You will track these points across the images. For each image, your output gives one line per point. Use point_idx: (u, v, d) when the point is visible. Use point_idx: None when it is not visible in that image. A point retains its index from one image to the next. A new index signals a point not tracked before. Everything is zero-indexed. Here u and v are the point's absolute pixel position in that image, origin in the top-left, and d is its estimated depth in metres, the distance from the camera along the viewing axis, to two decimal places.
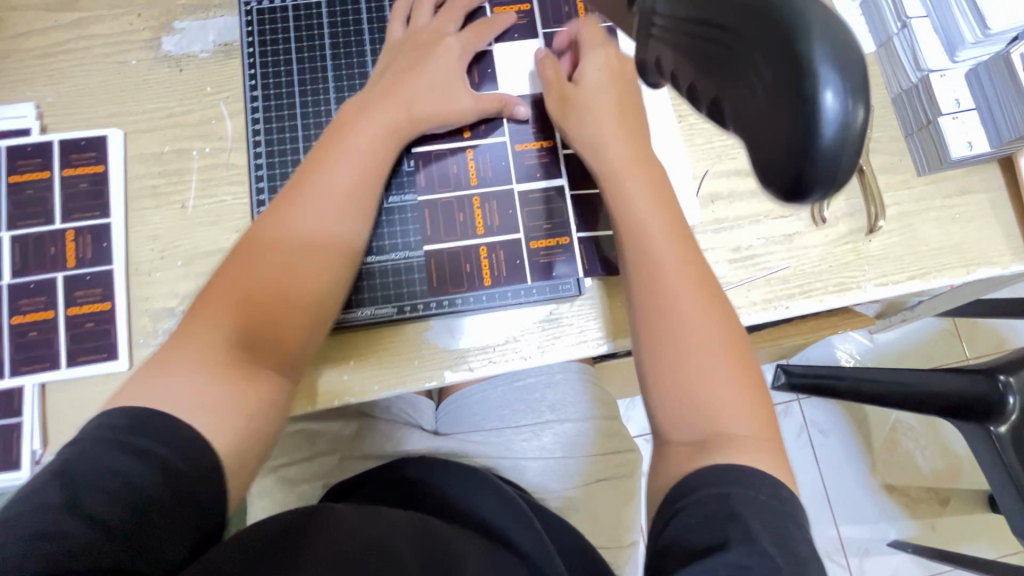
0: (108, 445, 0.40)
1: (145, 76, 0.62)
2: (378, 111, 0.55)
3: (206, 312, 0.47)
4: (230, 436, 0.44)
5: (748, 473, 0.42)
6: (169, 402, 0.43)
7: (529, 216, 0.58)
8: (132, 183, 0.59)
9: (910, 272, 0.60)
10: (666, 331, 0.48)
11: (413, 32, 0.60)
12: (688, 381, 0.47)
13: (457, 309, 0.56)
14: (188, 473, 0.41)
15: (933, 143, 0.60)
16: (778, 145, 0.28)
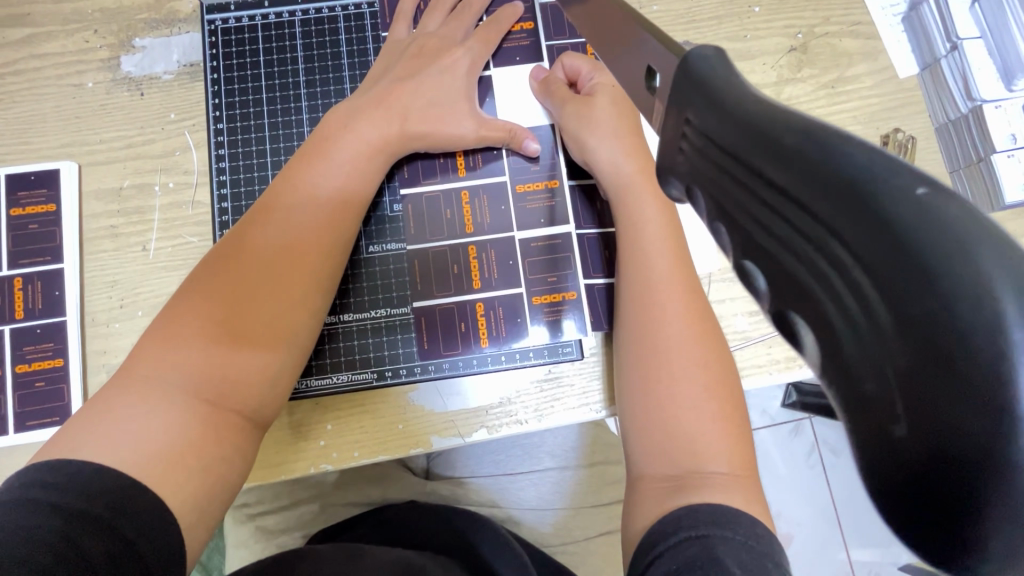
0: (34, 509, 0.34)
1: (102, 100, 0.55)
2: (365, 123, 0.49)
3: (166, 331, 0.42)
4: (177, 488, 0.38)
5: (736, 515, 0.35)
6: (109, 451, 0.37)
7: (530, 268, 0.52)
8: (88, 223, 0.54)
9: None
10: (661, 361, 0.43)
11: (410, 52, 0.53)
12: (673, 416, 0.41)
13: (447, 374, 0.51)
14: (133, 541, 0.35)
15: (984, 183, 0.54)
16: (930, 493, 0.15)
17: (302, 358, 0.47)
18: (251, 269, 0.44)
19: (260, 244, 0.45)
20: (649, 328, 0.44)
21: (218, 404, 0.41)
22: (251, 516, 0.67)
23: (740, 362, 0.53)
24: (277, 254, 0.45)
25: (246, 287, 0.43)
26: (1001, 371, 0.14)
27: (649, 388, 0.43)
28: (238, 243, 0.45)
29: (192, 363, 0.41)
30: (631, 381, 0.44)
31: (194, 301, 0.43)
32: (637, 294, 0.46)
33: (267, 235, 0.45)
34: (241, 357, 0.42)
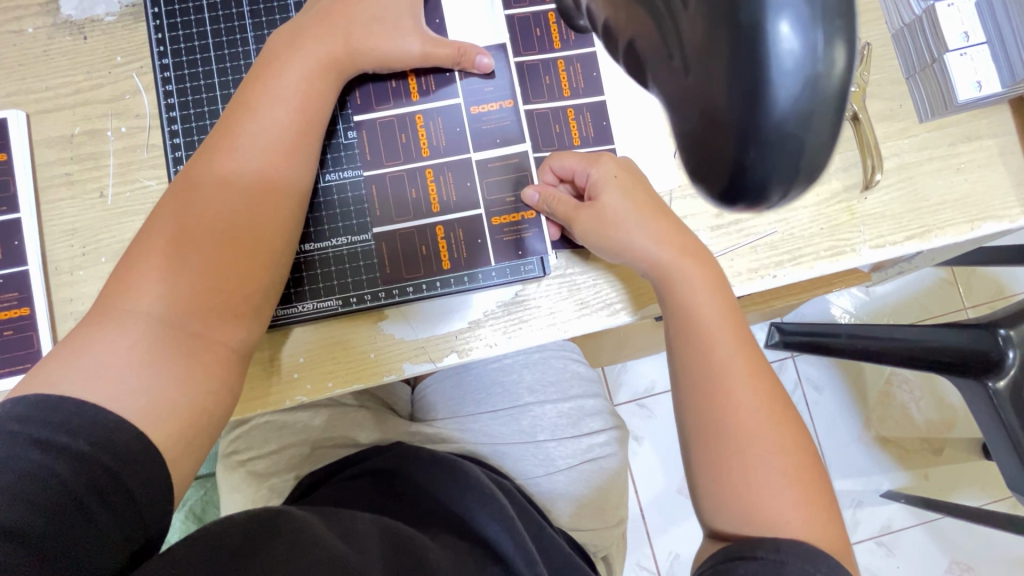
0: (14, 441, 0.34)
1: (45, 47, 0.54)
2: (309, 42, 0.48)
3: (135, 269, 0.42)
4: (154, 420, 0.39)
5: (806, 549, 0.39)
6: (79, 384, 0.38)
7: (488, 188, 0.52)
8: (42, 172, 0.53)
9: (909, 231, 0.55)
10: (734, 442, 0.44)
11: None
12: (755, 494, 0.43)
13: (411, 298, 0.51)
14: (121, 475, 0.36)
15: (937, 83, 0.53)
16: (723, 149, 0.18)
17: (274, 282, 0.47)
18: (227, 218, 0.44)
19: (224, 177, 0.44)
20: (715, 420, 0.45)
21: (199, 333, 0.42)
22: (242, 462, 0.69)
23: None
24: (244, 190, 0.45)
25: (221, 230, 0.43)
26: (772, 20, 0.16)
27: (720, 469, 0.45)
28: (194, 187, 0.44)
29: (169, 301, 0.41)
30: (698, 451, 0.46)
31: (160, 246, 0.42)
32: (700, 384, 0.46)
33: (230, 179, 0.44)
34: (216, 273, 0.43)
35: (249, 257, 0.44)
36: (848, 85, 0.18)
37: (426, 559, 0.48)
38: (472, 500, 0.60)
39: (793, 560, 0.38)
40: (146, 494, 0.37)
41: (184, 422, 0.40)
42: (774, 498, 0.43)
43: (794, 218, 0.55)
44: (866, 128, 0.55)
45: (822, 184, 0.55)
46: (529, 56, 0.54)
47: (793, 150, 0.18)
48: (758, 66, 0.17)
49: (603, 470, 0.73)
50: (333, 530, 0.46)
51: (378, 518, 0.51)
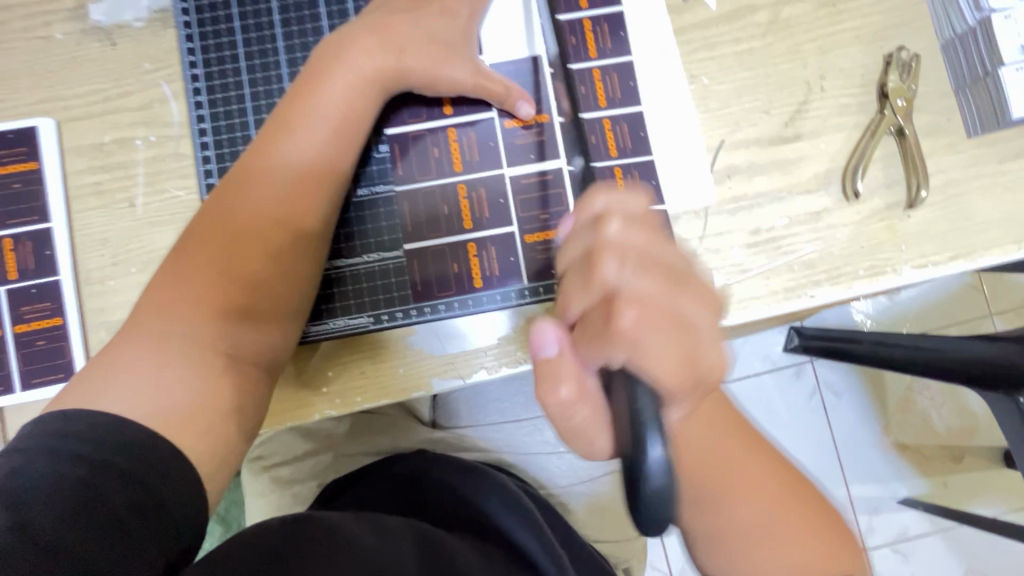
0: (57, 457, 0.35)
1: (73, 53, 0.53)
2: (359, 55, 0.47)
3: (179, 270, 0.43)
4: (192, 435, 0.39)
5: None
6: (122, 397, 0.39)
7: (521, 205, 0.51)
8: (72, 180, 0.53)
9: (953, 251, 0.53)
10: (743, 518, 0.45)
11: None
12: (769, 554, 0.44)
13: (441, 316, 0.51)
14: (158, 491, 0.36)
15: (989, 98, 0.52)
16: None
17: (309, 291, 0.47)
18: (267, 224, 0.45)
19: (264, 180, 0.45)
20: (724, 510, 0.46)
21: (234, 347, 0.43)
22: (266, 468, 0.69)
23: (737, 295, 0.53)
24: (281, 194, 0.45)
25: (260, 236, 0.45)
26: None
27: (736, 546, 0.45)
28: (237, 188, 0.45)
29: (208, 309, 0.42)
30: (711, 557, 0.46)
31: (201, 248, 0.44)
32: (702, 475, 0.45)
33: (270, 183, 0.45)
34: (255, 281, 0.44)
35: (283, 265, 0.45)
36: None
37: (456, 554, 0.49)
38: (494, 500, 0.60)
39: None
40: (181, 506, 0.37)
41: (215, 444, 0.40)
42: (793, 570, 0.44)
43: (834, 236, 0.53)
44: (911, 145, 0.53)
45: (864, 201, 0.53)
46: (564, 66, 0.53)
47: None
48: None
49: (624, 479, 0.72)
50: (365, 527, 0.47)
51: (407, 521, 0.52)
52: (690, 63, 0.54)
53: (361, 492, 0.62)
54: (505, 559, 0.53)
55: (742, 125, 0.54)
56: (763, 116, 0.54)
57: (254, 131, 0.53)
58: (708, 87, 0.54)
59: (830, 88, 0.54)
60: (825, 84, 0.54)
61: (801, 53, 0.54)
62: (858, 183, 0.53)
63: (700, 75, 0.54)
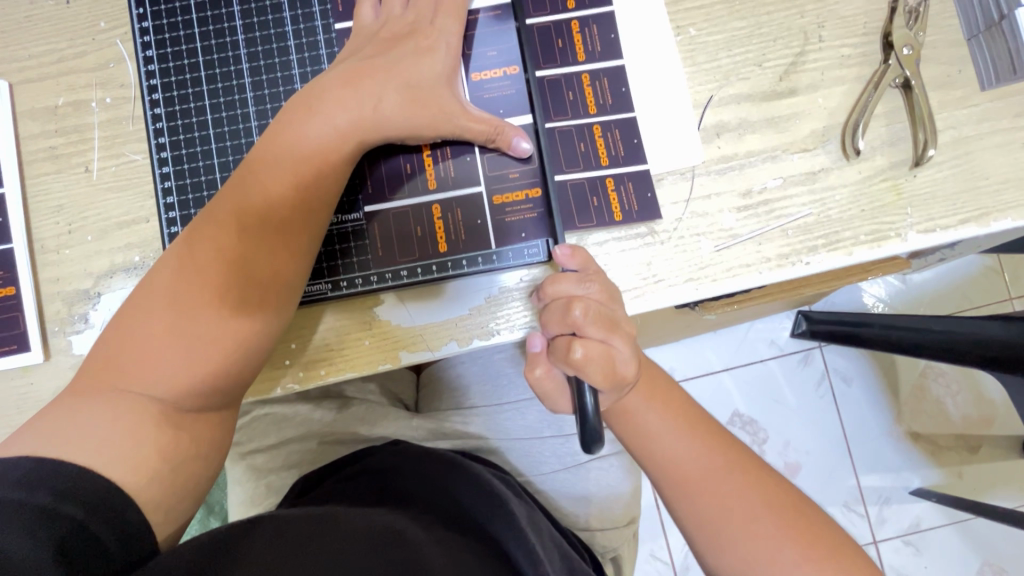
0: None
1: (26, 11, 0.51)
2: (350, 63, 0.45)
3: (154, 277, 0.43)
4: (133, 469, 0.38)
5: None
6: (64, 433, 0.38)
7: (489, 163, 0.48)
8: (26, 145, 0.51)
9: (963, 214, 0.49)
10: (720, 506, 0.45)
11: (382, 39, 0.46)
12: (738, 545, 0.44)
13: (405, 282, 0.48)
14: (90, 525, 0.35)
15: (1005, 45, 0.47)
16: None
17: (263, 316, 0.43)
18: (227, 233, 0.42)
19: (237, 186, 0.43)
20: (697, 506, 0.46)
21: (178, 413, 0.41)
22: (243, 455, 0.68)
23: (725, 262, 0.49)
24: (245, 201, 0.43)
25: (221, 245, 0.42)
26: None
27: (717, 540, 0.45)
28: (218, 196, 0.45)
29: (160, 378, 0.40)
30: (709, 552, 0.45)
31: (167, 282, 0.42)
32: (681, 472, 0.46)
33: (238, 188, 0.43)
34: (208, 299, 0.41)
35: (234, 281, 0.42)
36: None
37: (420, 544, 0.46)
38: (466, 493, 0.57)
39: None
40: (117, 540, 0.36)
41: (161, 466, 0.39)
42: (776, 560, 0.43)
43: (832, 198, 0.49)
44: (919, 98, 0.48)
45: (866, 159, 0.49)
46: (539, 18, 0.50)
47: None
48: None
49: (613, 465, 0.68)
50: (315, 519, 0.44)
51: (369, 514, 0.49)
52: (675, 14, 0.50)
53: (328, 487, 0.59)
54: (475, 551, 0.49)
55: (732, 80, 0.50)
56: (755, 69, 0.50)
57: (207, 88, 0.50)
58: (695, 39, 0.50)
59: (830, 38, 0.50)
60: (823, 33, 0.50)
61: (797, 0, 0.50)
62: (859, 140, 0.49)
63: (686, 26, 0.50)
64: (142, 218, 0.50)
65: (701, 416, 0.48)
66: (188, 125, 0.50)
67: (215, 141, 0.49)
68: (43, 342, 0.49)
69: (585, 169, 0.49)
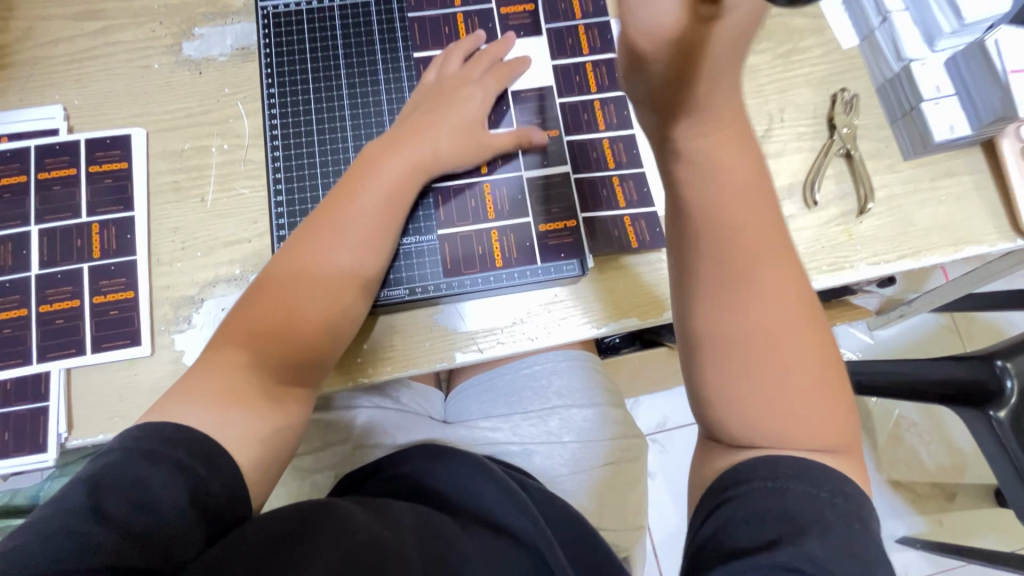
0: (132, 454, 0.43)
1: (167, 78, 0.65)
2: (417, 116, 0.60)
3: (262, 283, 0.53)
4: (240, 437, 0.47)
5: (811, 470, 0.39)
6: (192, 407, 0.47)
7: (535, 201, 0.62)
8: (154, 179, 0.62)
9: (901, 252, 0.63)
10: (750, 312, 0.41)
11: (433, 93, 0.62)
12: (774, 371, 0.41)
13: (468, 290, 0.60)
14: (207, 483, 0.43)
15: (917, 128, 0.63)
16: None
17: (343, 313, 0.54)
18: (323, 245, 0.54)
19: (331, 208, 0.55)
20: (743, 312, 0.41)
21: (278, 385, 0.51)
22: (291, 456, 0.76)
23: None
24: (336, 218, 0.55)
25: (317, 254, 0.54)
26: None
27: (741, 359, 0.41)
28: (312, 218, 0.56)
29: (261, 357, 0.50)
30: (736, 378, 0.41)
31: (275, 284, 0.53)
32: (724, 251, 0.42)
33: (330, 207, 0.55)
34: (305, 296, 0.52)
35: (327, 281, 0.53)
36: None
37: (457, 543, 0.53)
38: (491, 492, 0.63)
39: (795, 485, 0.38)
40: (228, 496, 0.44)
41: (260, 433, 0.48)
42: (802, 411, 0.40)
43: (800, 238, 0.63)
44: (858, 163, 0.64)
45: (823, 209, 0.64)
46: (569, 97, 0.65)
47: None
48: None
49: (624, 475, 0.75)
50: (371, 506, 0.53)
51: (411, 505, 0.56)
52: None
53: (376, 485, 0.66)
54: (499, 548, 0.56)
55: None
56: None
57: (318, 138, 0.63)
58: None
59: (789, 119, 0.66)
60: (784, 116, 0.66)
61: (763, 91, 0.67)
62: (816, 194, 0.63)
63: None
64: (245, 239, 0.61)
65: (808, 326, 0.42)
66: (301, 167, 0.62)
67: (321, 179, 0.62)
68: (152, 338, 0.58)
69: (607, 207, 0.62)
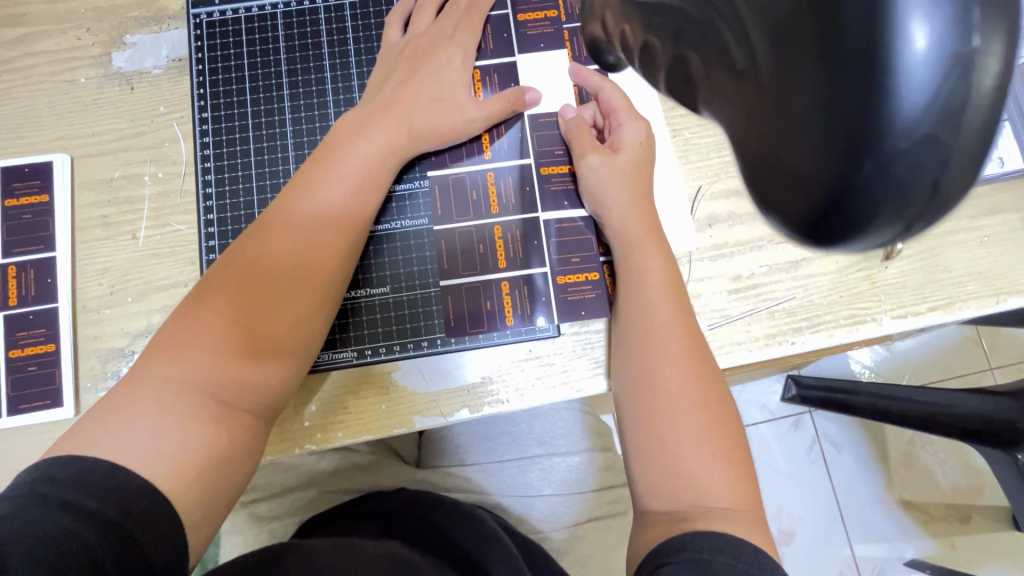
0: (45, 503, 0.34)
1: (94, 95, 0.57)
2: (390, 87, 0.53)
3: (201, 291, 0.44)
4: (182, 489, 0.37)
5: (733, 541, 0.38)
6: (115, 445, 0.37)
7: (554, 248, 0.55)
8: (80, 213, 0.55)
9: (932, 302, 0.54)
10: (665, 395, 0.45)
11: (406, 56, 0.54)
12: (673, 437, 0.43)
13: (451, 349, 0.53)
14: (144, 545, 0.34)
15: None
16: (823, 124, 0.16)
17: (305, 328, 0.46)
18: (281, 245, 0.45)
19: (293, 202, 0.47)
20: (657, 372, 0.46)
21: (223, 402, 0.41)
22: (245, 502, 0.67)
23: (716, 339, 0.54)
24: (291, 212, 0.46)
25: (272, 255, 0.45)
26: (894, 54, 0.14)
27: (654, 429, 0.44)
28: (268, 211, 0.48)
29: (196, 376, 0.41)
30: (645, 442, 0.44)
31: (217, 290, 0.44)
32: (639, 342, 0.48)
33: (286, 199, 0.47)
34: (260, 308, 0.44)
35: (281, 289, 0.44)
36: (992, 113, 0.15)
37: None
38: (471, 535, 0.59)
39: (717, 559, 0.36)
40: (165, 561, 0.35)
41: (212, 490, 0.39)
42: (715, 481, 0.42)
43: (814, 284, 0.55)
44: None
45: (842, 251, 0.55)
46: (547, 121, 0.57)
47: (902, 191, 0.15)
48: (873, 101, 0.15)
49: (610, 529, 0.69)
50: (335, 547, 0.49)
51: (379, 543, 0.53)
52: (672, 118, 0.57)
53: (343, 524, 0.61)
54: None
55: (723, 177, 0.56)
56: None
57: (255, 170, 0.56)
58: (690, 140, 0.57)
59: None
60: None
61: None
62: None
63: (681, 129, 0.57)
64: (181, 283, 0.54)
65: (719, 402, 0.45)
66: (235, 205, 0.55)
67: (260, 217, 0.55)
68: (75, 398, 0.52)
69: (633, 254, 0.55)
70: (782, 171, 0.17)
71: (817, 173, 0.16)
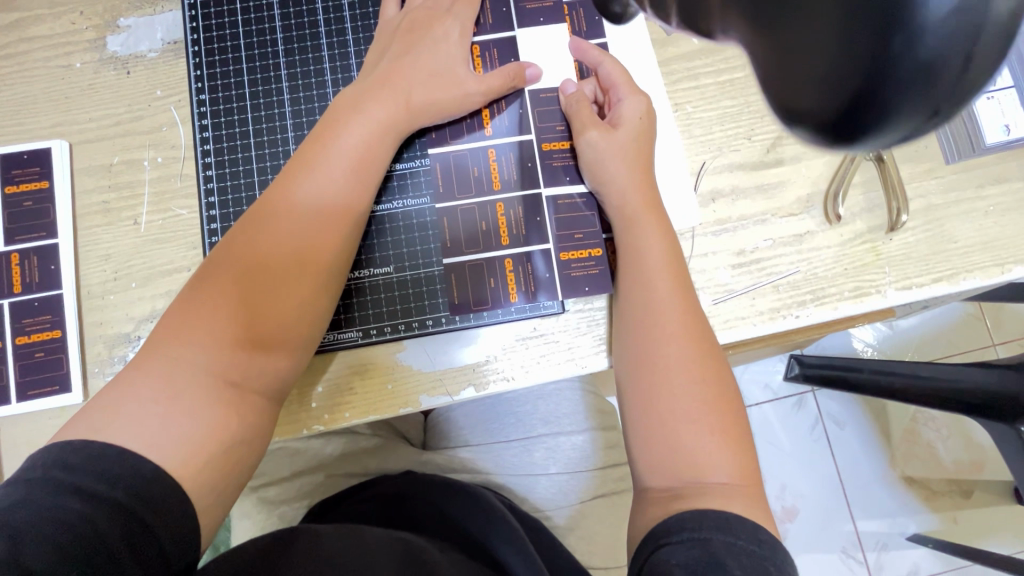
0: (56, 489, 0.34)
1: (91, 80, 0.57)
2: (385, 65, 0.52)
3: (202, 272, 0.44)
4: (190, 470, 0.38)
5: (735, 521, 0.38)
6: (121, 428, 0.37)
7: (556, 224, 0.54)
8: (81, 200, 0.55)
9: (936, 273, 0.54)
10: (667, 370, 0.45)
11: (403, 31, 0.54)
12: (675, 412, 0.44)
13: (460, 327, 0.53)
14: (155, 527, 0.35)
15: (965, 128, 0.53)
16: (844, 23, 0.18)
17: (309, 308, 0.46)
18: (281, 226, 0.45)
19: (291, 182, 0.46)
20: (659, 348, 0.46)
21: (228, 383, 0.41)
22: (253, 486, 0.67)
23: (721, 313, 0.53)
24: (290, 192, 0.46)
25: (271, 236, 0.45)
26: None
27: (655, 405, 0.44)
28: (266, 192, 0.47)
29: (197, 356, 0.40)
30: (645, 417, 0.45)
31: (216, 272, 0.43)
32: (640, 318, 0.48)
33: (285, 179, 0.47)
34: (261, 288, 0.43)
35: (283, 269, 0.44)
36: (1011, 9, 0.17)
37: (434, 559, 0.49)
38: (476, 516, 0.60)
39: (716, 538, 0.37)
40: (176, 545, 0.36)
41: (222, 472, 0.39)
42: (717, 457, 0.42)
43: (818, 257, 0.54)
44: (891, 173, 0.52)
45: (846, 224, 0.55)
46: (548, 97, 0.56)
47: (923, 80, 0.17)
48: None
49: (615, 507, 0.69)
50: (343, 530, 0.49)
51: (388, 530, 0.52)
52: (674, 92, 0.57)
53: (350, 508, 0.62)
54: None
55: (725, 151, 0.56)
56: (745, 142, 0.56)
57: (255, 152, 0.56)
58: (692, 114, 0.57)
59: None
60: None
61: None
62: (840, 207, 0.54)
63: (683, 103, 0.56)
64: (184, 267, 0.54)
65: (721, 378, 0.45)
66: (236, 187, 0.55)
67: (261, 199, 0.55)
68: (83, 383, 0.52)
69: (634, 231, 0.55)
70: (801, 73, 0.19)
71: (834, 70, 0.18)
